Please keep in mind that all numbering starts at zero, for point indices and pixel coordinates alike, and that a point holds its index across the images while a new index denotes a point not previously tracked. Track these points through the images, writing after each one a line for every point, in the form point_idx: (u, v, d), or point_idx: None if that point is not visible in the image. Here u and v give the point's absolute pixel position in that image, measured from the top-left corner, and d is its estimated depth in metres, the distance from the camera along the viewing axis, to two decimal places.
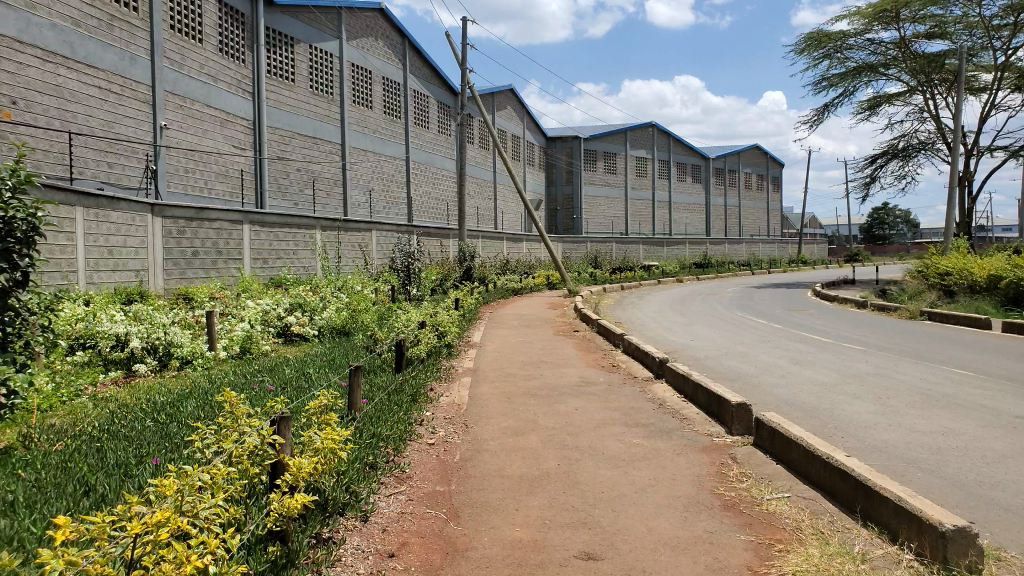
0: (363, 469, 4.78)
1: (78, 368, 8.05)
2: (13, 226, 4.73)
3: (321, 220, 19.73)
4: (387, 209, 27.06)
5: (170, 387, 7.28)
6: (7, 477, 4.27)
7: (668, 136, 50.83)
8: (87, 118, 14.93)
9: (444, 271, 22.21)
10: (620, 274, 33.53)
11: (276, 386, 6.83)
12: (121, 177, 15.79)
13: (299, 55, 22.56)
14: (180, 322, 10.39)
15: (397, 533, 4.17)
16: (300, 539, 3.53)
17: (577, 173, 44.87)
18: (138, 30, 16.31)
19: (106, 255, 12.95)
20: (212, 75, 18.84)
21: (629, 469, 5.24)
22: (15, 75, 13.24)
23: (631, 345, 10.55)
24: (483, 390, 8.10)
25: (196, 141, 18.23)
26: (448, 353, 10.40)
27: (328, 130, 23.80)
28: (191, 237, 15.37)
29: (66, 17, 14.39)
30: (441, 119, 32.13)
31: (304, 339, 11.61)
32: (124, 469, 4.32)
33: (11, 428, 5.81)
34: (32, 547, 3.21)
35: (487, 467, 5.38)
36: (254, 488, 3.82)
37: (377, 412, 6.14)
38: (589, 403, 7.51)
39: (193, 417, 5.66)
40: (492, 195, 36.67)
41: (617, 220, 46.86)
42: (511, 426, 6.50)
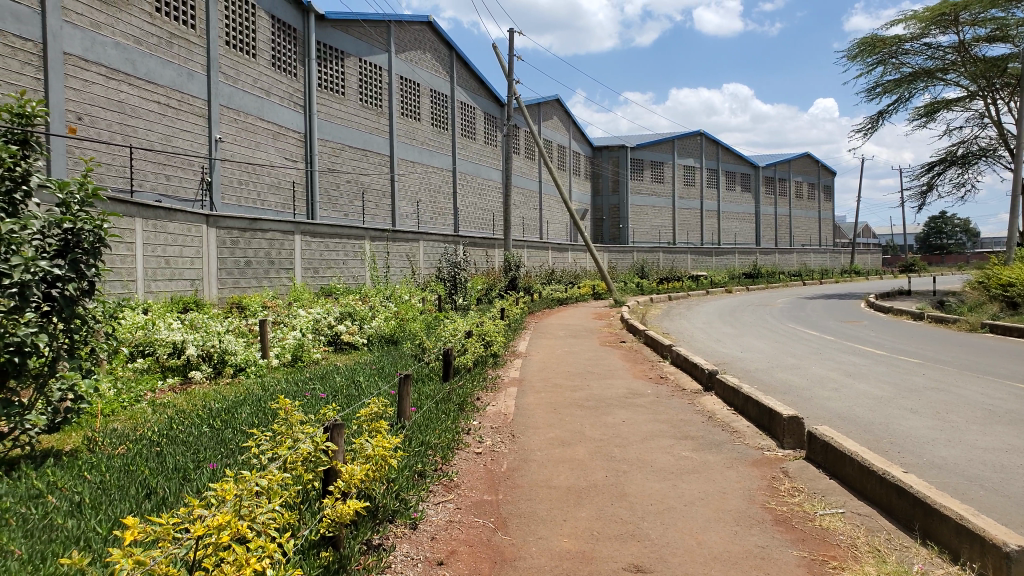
0: (412, 477, 4.84)
1: (138, 375, 8.33)
2: (81, 237, 4.95)
3: (370, 230, 20.03)
4: (435, 219, 27.35)
5: (225, 394, 7.47)
6: (75, 479, 4.45)
7: (717, 145, 50.32)
8: (148, 133, 15.44)
9: (490, 281, 22.33)
10: (668, 283, 33.21)
11: (328, 394, 6.95)
12: (178, 189, 16.27)
13: (349, 68, 23.00)
14: (235, 330, 10.64)
15: (446, 541, 4.20)
16: (350, 546, 3.60)
17: (624, 182, 44.66)
18: (195, 47, 16.84)
19: (163, 264, 13.36)
20: (265, 89, 19.33)
21: (678, 482, 5.19)
22: (80, 92, 13.79)
23: (679, 357, 10.44)
24: (529, 401, 8.11)
25: (250, 154, 18.70)
26: (494, 362, 10.44)
27: (377, 142, 24.16)
28: (244, 248, 15.76)
29: (128, 36, 14.95)
30: (488, 129, 32.35)
31: (354, 347, 11.76)
32: (184, 473, 4.45)
33: (76, 433, 6.05)
34: (99, 546, 3.33)
35: (534, 478, 5.39)
36: (308, 493, 3.91)
37: (424, 420, 6.21)
38: (636, 414, 7.45)
39: (247, 424, 5.79)
40: (539, 205, 36.75)
41: (664, 230, 46.49)
42: (558, 437, 6.50)
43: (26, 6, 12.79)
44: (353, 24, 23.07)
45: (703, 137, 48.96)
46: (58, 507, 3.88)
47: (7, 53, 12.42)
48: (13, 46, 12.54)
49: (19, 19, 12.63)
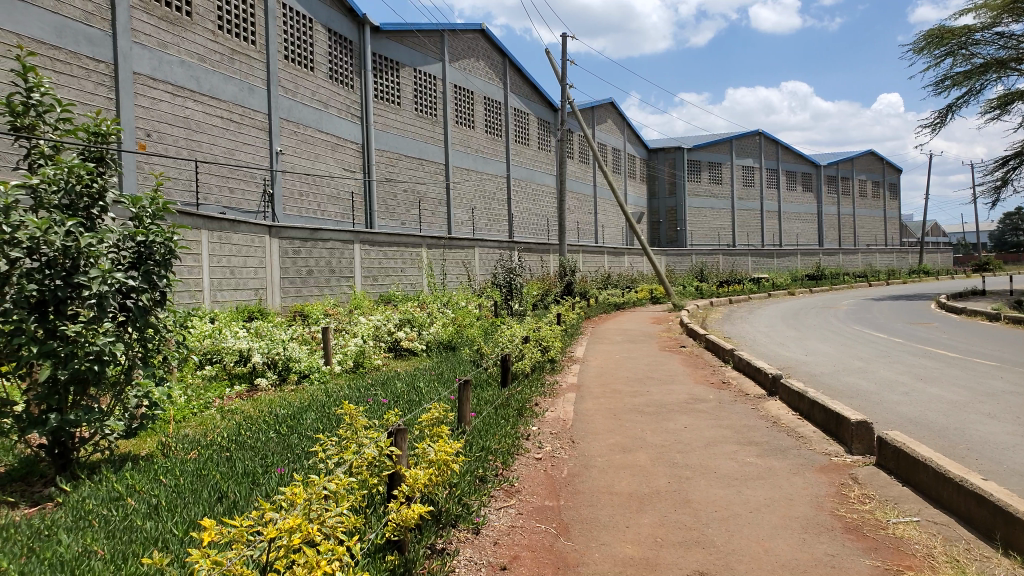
0: (474, 483, 4.89)
1: (207, 383, 8.60)
2: (153, 249, 5.16)
3: (427, 238, 20.27)
4: (491, 226, 27.48)
5: (290, 400, 7.65)
6: (152, 482, 4.63)
7: (777, 144, 49.33)
8: (213, 148, 15.93)
9: (546, 286, 22.34)
10: (728, 286, 32.63)
11: (389, 400, 7.05)
12: (242, 202, 16.75)
13: (404, 79, 23.33)
14: (298, 338, 10.88)
15: (508, 546, 4.21)
16: (416, 550, 3.64)
17: (681, 184, 44.11)
18: (255, 62, 17.34)
19: (229, 275, 13.76)
20: (323, 101, 19.78)
21: (743, 488, 5.09)
22: (148, 110, 14.33)
23: (741, 361, 10.26)
24: (588, 406, 8.07)
25: (310, 165, 19.14)
26: (552, 368, 10.42)
27: (432, 150, 24.43)
28: (305, 257, 16.14)
29: (193, 54, 15.48)
30: (542, 135, 32.39)
31: (413, 353, 11.91)
32: (253, 477, 4.58)
33: (151, 438, 6.29)
34: (177, 547, 3.46)
35: (595, 483, 5.36)
36: (373, 497, 3.98)
37: (484, 426, 6.25)
38: (698, 420, 7.33)
39: (312, 429, 5.93)
40: (594, 209, 36.60)
41: (723, 232, 45.73)
42: (618, 443, 6.44)
43: (99, 29, 13.38)
44: (407, 34, 23.42)
45: (761, 136, 48.00)
46: (138, 509, 4.05)
47: (82, 74, 13.02)
48: (87, 68, 13.13)
49: (93, 42, 13.24)
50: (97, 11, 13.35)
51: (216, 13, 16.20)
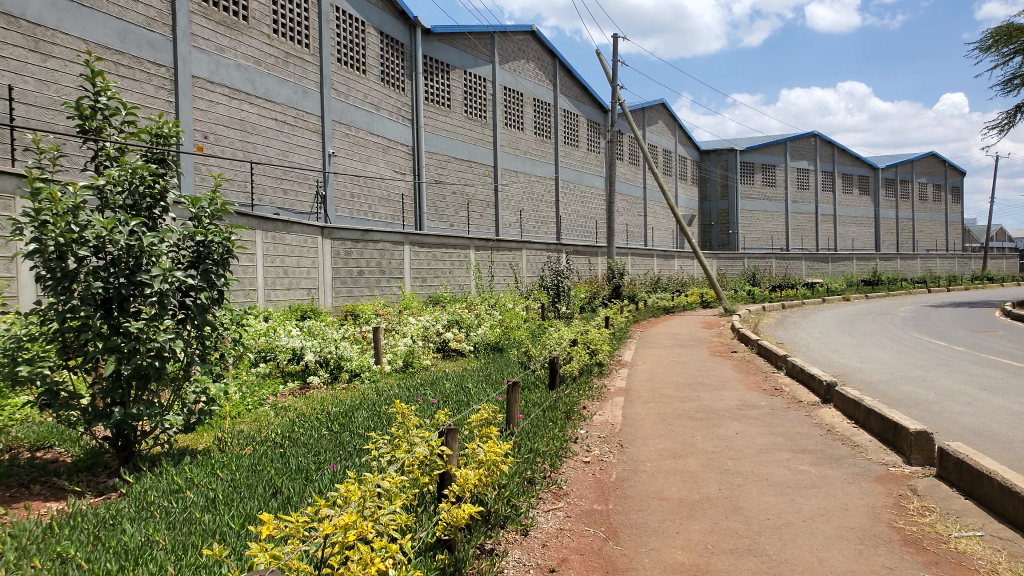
0: (522, 485, 4.90)
1: (262, 379, 8.81)
2: (211, 249, 5.24)
3: (475, 239, 20.39)
4: (539, 228, 27.48)
5: (342, 398, 7.78)
6: (209, 476, 4.75)
7: (833, 146, 48.25)
8: (268, 150, 16.29)
9: (593, 289, 22.26)
10: (781, 291, 32.01)
11: (438, 399, 7.11)
12: (296, 203, 17.09)
13: (454, 81, 23.52)
14: (350, 337, 11.05)
15: (557, 548, 4.20)
16: (466, 549, 3.68)
17: (733, 187, 43.44)
18: (309, 65, 17.67)
19: (282, 274, 14.04)
20: (375, 104, 20.06)
21: (796, 497, 4.99)
22: (206, 112, 14.70)
23: (794, 368, 10.06)
24: (637, 411, 7.99)
25: (361, 167, 19.43)
26: (600, 372, 10.35)
27: (482, 152, 24.56)
28: (356, 258, 16.39)
29: (249, 57, 15.86)
30: (592, 137, 32.28)
31: (461, 354, 11.99)
32: (306, 473, 4.67)
33: (208, 433, 6.46)
34: (235, 540, 3.55)
35: (645, 488, 5.31)
36: (423, 496, 4.04)
37: (532, 428, 6.26)
38: (750, 426, 7.21)
39: (363, 428, 6.01)
40: (644, 212, 36.31)
41: (776, 235, 44.90)
42: (668, 448, 6.37)
43: (160, 34, 13.82)
44: (458, 37, 23.61)
45: (817, 138, 46.98)
46: (196, 501, 4.16)
47: (144, 78, 13.46)
48: (149, 72, 13.56)
49: (154, 46, 13.68)
50: (159, 17, 13.79)
51: (271, 17, 16.57)
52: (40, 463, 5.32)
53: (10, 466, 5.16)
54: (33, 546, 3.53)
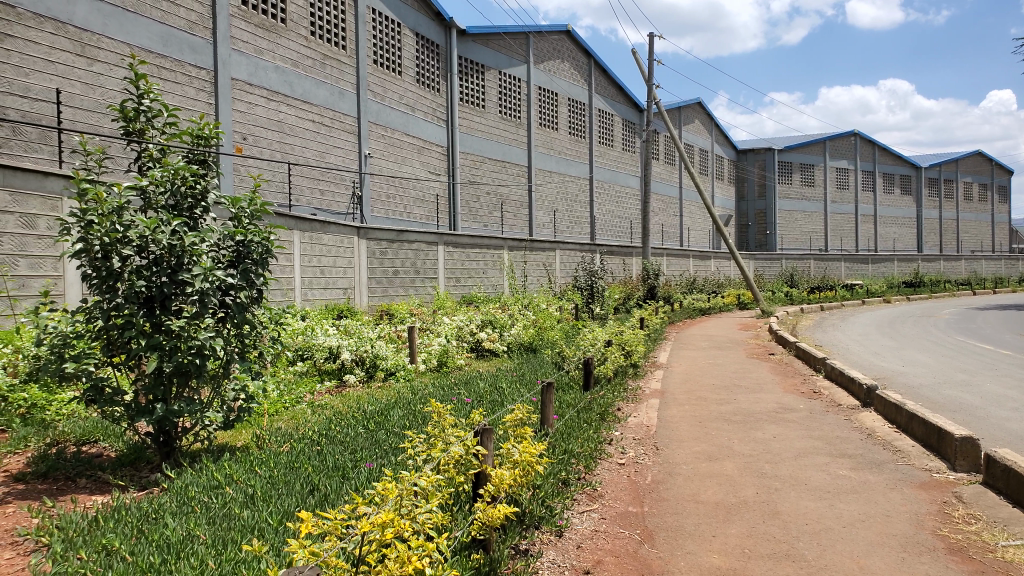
0: (557, 486, 4.90)
1: (299, 378, 8.93)
2: (250, 249, 5.30)
3: (509, 239, 20.42)
4: (573, 229, 27.39)
5: (378, 397, 7.84)
6: (248, 472, 4.83)
7: (873, 145, 47.35)
8: (305, 151, 16.49)
9: (628, 290, 22.13)
10: (819, 292, 31.48)
11: (472, 399, 7.12)
12: (332, 203, 17.27)
13: (489, 81, 23.58)
14: (385, 336, 11.13)
15: (591, 550, 4.18)
16: (501, 549, 3.70)
17: (771, 186, 42.86)
18: (346, 67, 17.85)
19: (319, 274, 14.20)
20: (411, 105, 20.20)
21: (836, 502, 4.90)
22: (245, 114, 14.94)
23: (834, 371, 9.88)
24: (673, 413, 7.91)
25: (397, 168, 19.57)
26: (634, 373, 10.27)
27: (516, 153, 24.57)
28: (391, 258, 16.52)
29: (287, 59, 16.07)
30: (627, 136, 32.10)
31: (494, 354, 12.01)
32: (343, 471, 4.71)
33: (246, 429, 6.57)
34: (273, 536, 3.60)
35: (681, 491, 5.26)
36: (459, 496, 4.05)
37: (566, 429, 6.25)
38: (788, 430, 7.10)
39: (399, 426, 6.04)
40: (679, 212, 36.00)
41: (815, 236, 44.17)
42: (704, 451, 6.31)
43: (201, 37, 14.07)
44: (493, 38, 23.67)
45: (857, 137, 46.12)
46: (236, 497, 4.23)
47: (185, 81, 13.71)
48: (190, 74, 13.81)
49: (196, 49, 13.93)
50: (200, 21, 14.04)
51: (308, 19, 16.78)
52: (86, 457, 5.46)
53: (57, 460, 5.31)
54: (79, 539, 3.63)
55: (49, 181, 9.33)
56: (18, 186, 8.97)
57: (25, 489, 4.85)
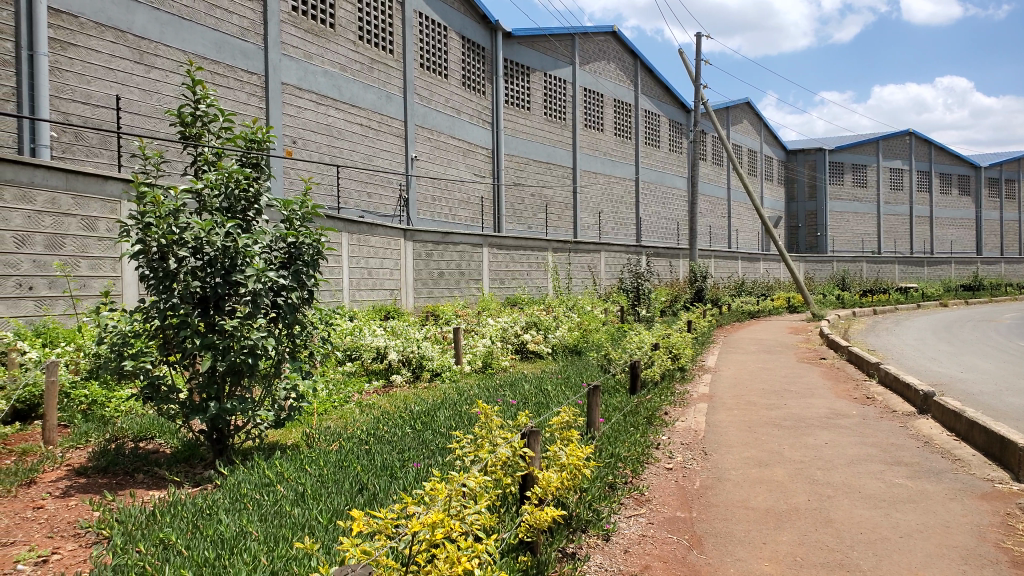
0: (604, 490, 4.87)
1: (348, 378, 9.04)
2: (302, 250, 5.39)
3: (553, 241, 20.41)
4: (618, 230, 27.21)
5: (424, 397, 7.91)
6: (299, 471, 4.90)
7: (930, 144, 46.02)
8: (353, 154, 16.73)
9: (674, 292, 21.88)
10: (872, 296, 30.69)
11: (518, 401, 7.14)
12: (380, 205, 17.48)
13: (534, 83, 23.60)
14: (431, 337, 11.22)
15: (639, 555, 4.15)
16: (548, 552, 3.70)
17: (822, 187, 41.99)
18: (393, 71, 18.04)
19: (366, 275, 14.38)
20: (457, 108, 20.34)
21: (892, 511, 4.77)
22: (295, 118, 15.22)
23: (889, 376, 9.63)
24: (721, 418, 7.79)
25: (443, 170, 19.71)
26: (681, 377, 10.14)
27: (561, 154, 24.52)
28: (437, 260, 16.64)
29: (336, 64, 16.31)
30: (674, 137, 31.77)
31: (539, 356, 12.01)
32: (391, 470, 4.76)
33: (297, 428, 6.70)
34: (322, 534, 3.66)
35: (731, 497, 5.17)
36: (507, 498, 4.05)
37: (613, 432, 6.21)
38: (841, 436, 6.94)
39: (446, 427, 6.08)
40: (727, 213, 35.50)
41: (868, 238, 43.11)
42: (754, 456, 6.20)
43: (253, 43, 14.36)
44: (539, 39, 23.69)
45: (913, 136, 44.87)
46: (286, 495, 4.30)
47: (237, 86, 14.01)
48: (242, 80, 14.10)
49: (248, 55, 14.22)
50: (252, 27, 14.34)
51: (357, 24, 17.01)
52: (143, 453, 5.61)
53: (116, 455, 5.48)
54: (137, 533, 3.74)
55: (109, 185, 9.63)
56: (80, 190, 9.28)
57: (87, 483, 5.03)
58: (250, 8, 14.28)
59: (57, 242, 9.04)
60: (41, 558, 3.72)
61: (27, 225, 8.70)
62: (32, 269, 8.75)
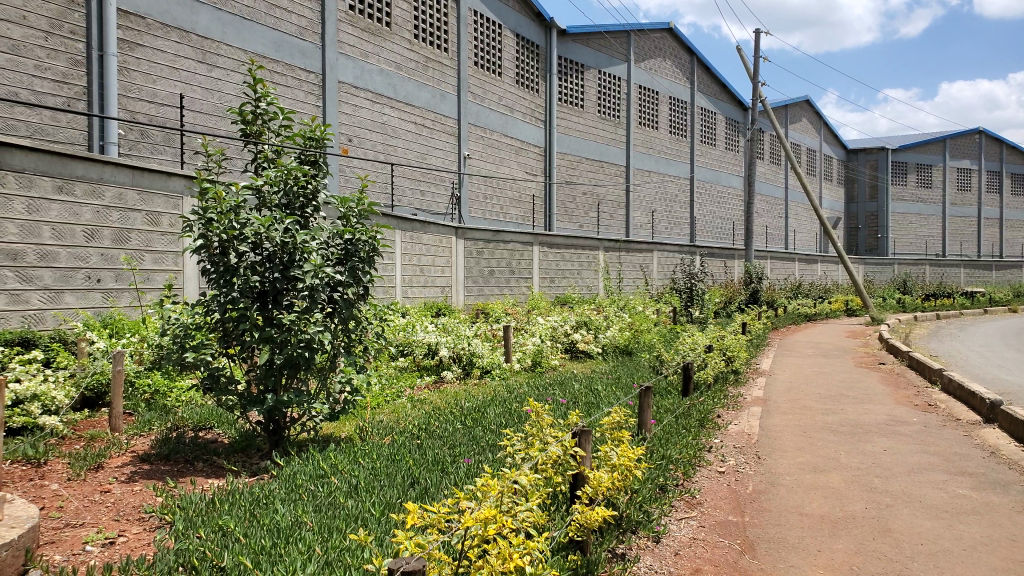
0: (654, 491, 4.83)
1: (400, 373, 9.18)
2: (357, 247, 5.45)
3: (605, 240, 20.31)
4: (672, 230, 26.91)
5: (474, 394, 7.95)
6: (352, 463, 4.98)
7: (1001, 143, 44.26)
8: (407, 152, 16.91)
9: (728, 294, 21.55)
10: (936, 300, 29.70)
11: (569, 400, 7.15)
12: (432, 204, 17.64)
13: (588, 81, 23.50)
14: (481, 335, 11.30)
15: (689, 558, 4.12)
16: (598, 552, 3.68)
17: (884, 188, 40.79)
18: (447, 69, 18.18)
19: (418, 273, 14.52)
20: (510, 106, 20.41)
21: (955, 523, 4.61)
22: (351, 116, 15.45)
23: (953, 383, 9.32)
24: (776, 422, 7.63)
25: (495, 169, 19.78)
26: (735, 380, 10.00)
27: (615, 152, 24.34)
28: (488, 258, 16.72)
29: (391, 62, 16.49)
30: (730, 135, 31.25)
31: (589, 355, 11.97)
32: (442, 465, 4.81)
33: (351, 420, 6.83)
34: (376, 526, 3.71)
35: (784, 502, 5.08)
36: (557, 496, 4.06)
37: (664, 434, 6.14)
38: (901, 444, 6.74)
39: (496, 424, 6.11)
40: (785, 214, 34.80)
41: (932, 240, 41.74)
42: (809, 462, 6.06)
43: (311, 42, 14.61)
44: (594, 37, 23.57)
45: (982, 135, 43.24)
46: (340, 487, 4.38)
47: (295, 84, 14.29)
48: (300, 78, 14.38)
49: (305, 54, 14.47)
50: (310, 26, 14.59)
51: (412, 22, 17.17)
52: (202, 442, 5.78)
53: (178, 443, 5.66)
54: (198, 518, 3.86)
55: (172, 181, 9.93)
56: (145, 186, 9.58)
57: (150, 469, 5.20)
58: (309, 8, 14.54)
59: (124, 236, 9.37)
60: (109, 540, 3.87)
61: (96, 220, 9.03)
62: (100, 263, 9.10)
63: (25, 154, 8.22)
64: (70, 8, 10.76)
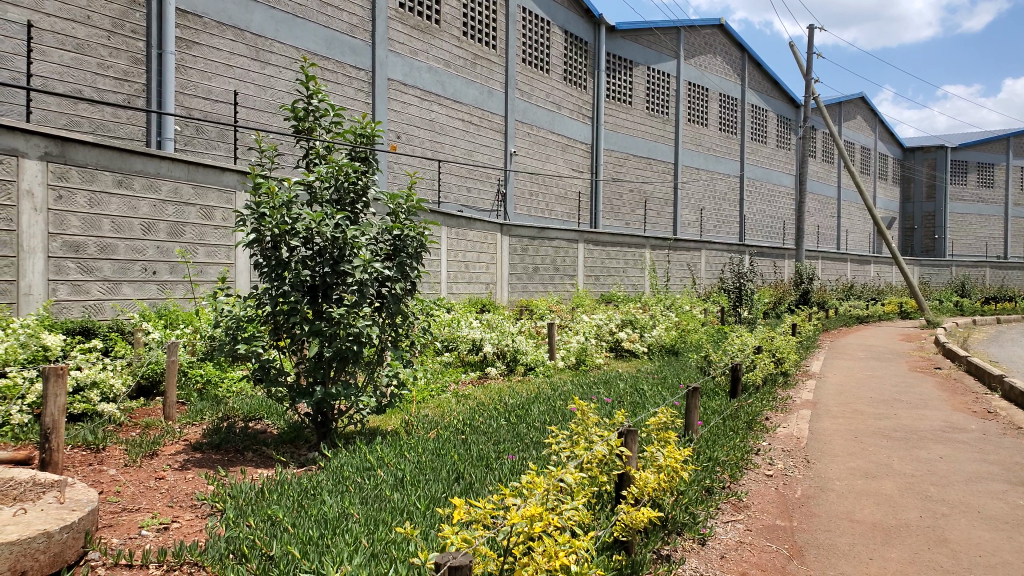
0: (701, 493, 4.77)
1: (445, 368, 9.25)
2: (405, 243, 5.48)
3: (651, 238, 20.12)
4: (720, 228, 26.53)
5: (518, 391, 7.96)
6: (398, 457, 5.04)
7: None
8: (455, 149, 17.00)
9: (778, 294, 21.13)
10: (996, 303, 28.67)
11: (614, 399, 7.10)
12: (479, 200, 17.71)
13: (637, 78, 23.30)
14: (525, 332, 11.30)
15: (736, 562, 4.06)
16: (643, 553, 3.67)
17: (941, 187, 39.61)
18: (495, 67, 18.22)
19: (463, 269, 14.59)
20: (557, 103, 20.36)
21: (1015, 534, 4.45)
22: (400, 113, 15.59)
23: (1013, 390, 8.99)
24: (826, 426, 7.47)
25: (541, 165, 19.75)
26: (784, 382, 9.82)
27: (663, 150, 24.10)
28: (532, 255, 16.72)
29: (440, 60, 16.58)
30: (781, 133, 30.65)
31: (634, 355, 11.88)
32: (486, 461, 4.83)
33: (396, 414, 6.91)
34: (421, 519, 3.74)
35: (834, 508, 4.97)
36: (602, 496, 4.04)
37: (711, 436, 6.05)
38: (958, 451, 6.53)
39: (540, 421, 6.11)
40: (837, 213, 34.05)
41: (993, 242, 40.33)
42: (861, 468, 5.92)
43: (361, 40, 14.78)
44: (643, 33, 23.35)
45: None
46: (386, 480, 4.43)
47: (346, 81, 14.46)
48: (350, 75, 14.55)
49: (356, 52, 14.65)
50: (361, 24, 14.77)
51: (462, 19, 17.24)
52: (251, 432, 5.90)
53: (228, 433, 5.79)
54: (247, 507, 3.94)
55: (226, 176, 10.14)
56: (200, 180, 9.80)
57: (202, 458, 5.33)
58: (360, 5, 14.69)
59: (179, 229, 9.61)
60: (162, 525, 3.98)
61: (152, 213, 9.29)
62: (156, 256, 9.36)
63: (88, 150, 8.49)
64: (131, 8, 11.09)
